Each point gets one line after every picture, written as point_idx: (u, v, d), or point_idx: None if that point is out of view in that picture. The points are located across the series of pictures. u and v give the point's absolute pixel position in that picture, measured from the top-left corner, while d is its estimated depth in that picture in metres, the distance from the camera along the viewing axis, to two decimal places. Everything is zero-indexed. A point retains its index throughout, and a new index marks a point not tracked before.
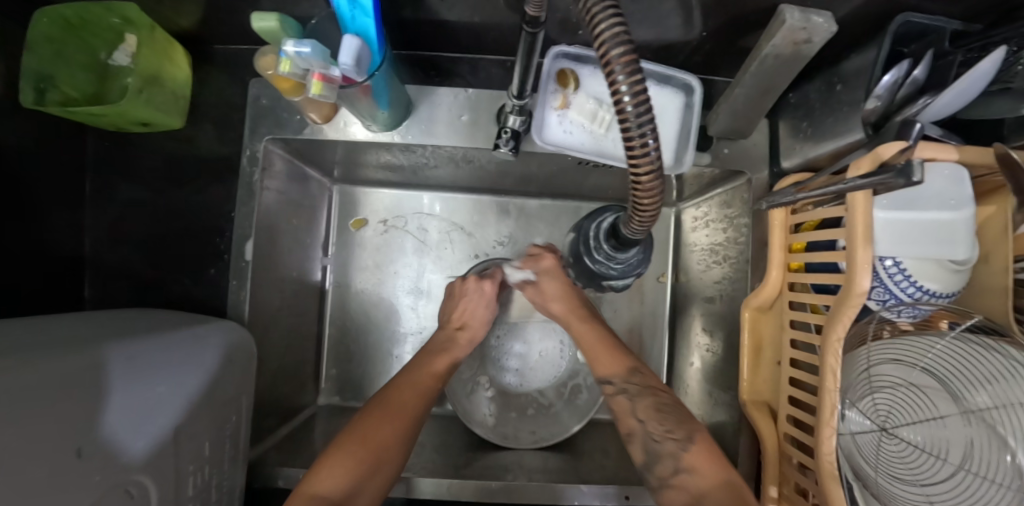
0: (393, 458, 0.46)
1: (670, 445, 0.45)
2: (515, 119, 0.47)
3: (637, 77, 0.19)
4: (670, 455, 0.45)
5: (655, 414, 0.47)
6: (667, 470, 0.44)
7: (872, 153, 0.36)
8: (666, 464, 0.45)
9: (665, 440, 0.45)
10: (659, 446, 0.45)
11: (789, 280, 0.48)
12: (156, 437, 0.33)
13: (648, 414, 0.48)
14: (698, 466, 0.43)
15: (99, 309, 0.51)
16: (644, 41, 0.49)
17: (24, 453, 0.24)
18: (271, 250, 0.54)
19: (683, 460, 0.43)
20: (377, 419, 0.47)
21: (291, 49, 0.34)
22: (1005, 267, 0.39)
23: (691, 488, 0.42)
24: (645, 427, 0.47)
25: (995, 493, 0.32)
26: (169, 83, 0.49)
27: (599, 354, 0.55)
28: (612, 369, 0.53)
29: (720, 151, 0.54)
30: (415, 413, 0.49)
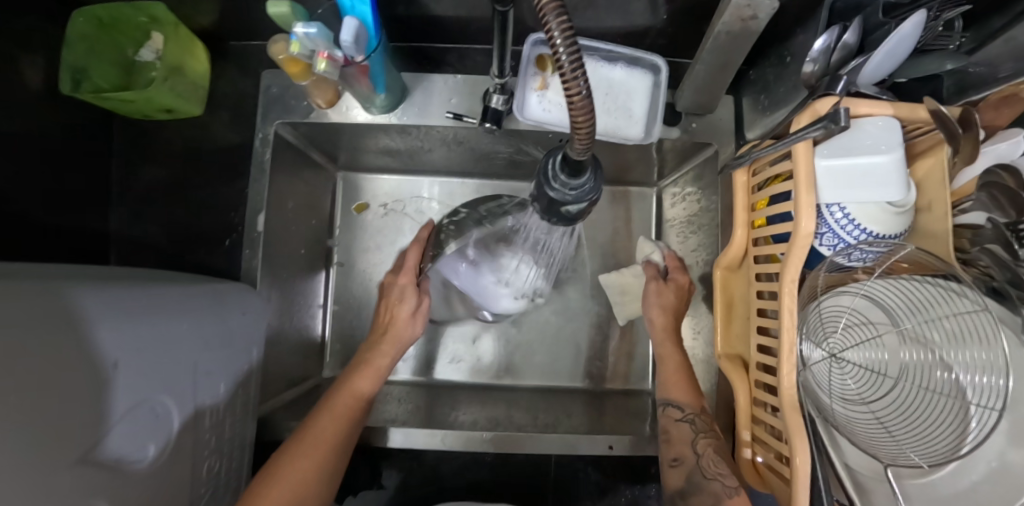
0: (340, 438, 0.50)
1: (717, 485, 0.46)
2: (498, 98, 0.53)
3: (564, 23, 0.23)
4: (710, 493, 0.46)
5: (712, 453, 0.49)
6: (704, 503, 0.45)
7: (811, 109, 0.42)
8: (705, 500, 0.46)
9: (714, 480, 0.46)
10: (705, 481, 0.47)
11: (753, 237, 0.52)
12: (174, 367, 0.38)
13: (706, 452, 0.49)
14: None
15: (122, 265, 0.56)
16: (611, 27, 0.54)
17: (63, 351, 0.29)
18: (280, 225, 0.60)
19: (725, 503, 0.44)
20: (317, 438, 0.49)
21: (300, 30, 0.40)
22: (946, 212, 0.43)
23: None
24: (697, 462, 0.48)
25: (925, 399, 0.38)
26: (189, 74, 0.55)
27: (676, 379, 0.55)
28: (685, 399, 0.54)
29: (689, 126, 0.58)
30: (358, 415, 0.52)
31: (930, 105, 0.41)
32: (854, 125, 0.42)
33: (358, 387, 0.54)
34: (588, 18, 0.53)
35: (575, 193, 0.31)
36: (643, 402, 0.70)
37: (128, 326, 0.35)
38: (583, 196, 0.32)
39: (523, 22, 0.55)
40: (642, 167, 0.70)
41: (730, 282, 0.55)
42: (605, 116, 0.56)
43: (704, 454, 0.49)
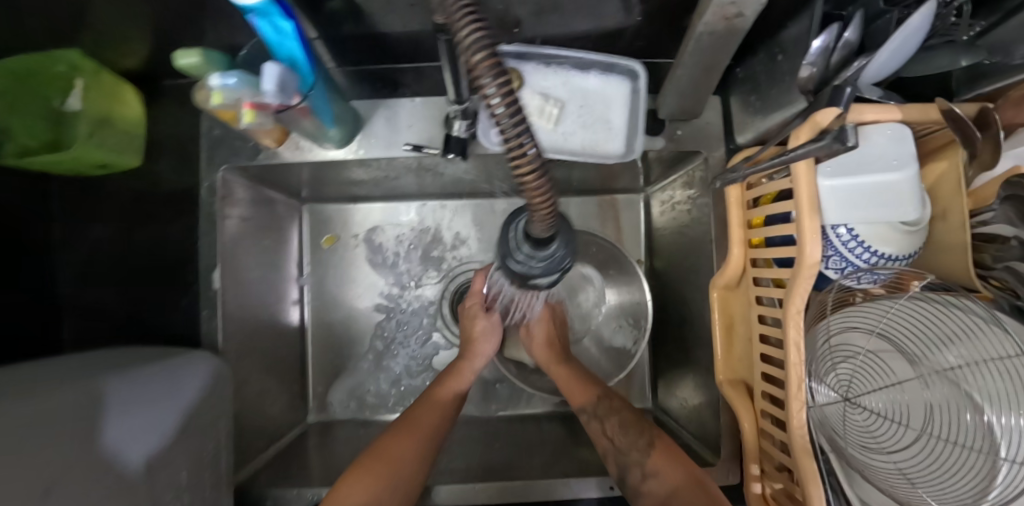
0: (426, 434, 0.51)
1: (636, 454, 0.49)
2: (460, 124, 0.48)
3: (502, 80, 0.18)
4: (637, 463, 0.49)
5: (619, 430, 0.52)
6: (636, 477, 0.48)
7: (810, 121, 0.37)
8: (636, 473, 0.48)
9: (631, 451, 0.50)
10: (629, 457, 0.50)
11: (751, 256, 0.48)
12: (125, 471, 0.34)
13: (615, 433, 0.52)
14: (663, 469, 0.47)
15: (75, 348, 0.50)
16: (580, 31, 0.49)
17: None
18: (243, 275, 0.55)
19: (649, 465, 0.48)
20: (403, 431, 0.50)
21: (216, 82, 0.34)
22: (965, 223, 0.39)
23: (659, 490, 0.45)
24: (615, 444, 0.51)
25: (958, 454, 0.32)
26: (122, 123, 0.50)
27: (568, 385, 0.60)
28: (585, 399, 0.57)
29: (674, 133, 0.54)
30: (441, 423, 0.53)
31: (941, 105, 0.37)
32: (861, 135, 0.38)
33: (439, 398, 0.56)
34: (554, 24, 0.48)
35: (544, 264, 0.27)
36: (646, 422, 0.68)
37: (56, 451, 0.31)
38: (553, 267, 0.27)
39: (483, 33, 0.49)
40: (628, 174, 0.66)
41: (729, 302, 0.51)
42: (581, 131, 0.51)
43: (615, 436, 0.52)
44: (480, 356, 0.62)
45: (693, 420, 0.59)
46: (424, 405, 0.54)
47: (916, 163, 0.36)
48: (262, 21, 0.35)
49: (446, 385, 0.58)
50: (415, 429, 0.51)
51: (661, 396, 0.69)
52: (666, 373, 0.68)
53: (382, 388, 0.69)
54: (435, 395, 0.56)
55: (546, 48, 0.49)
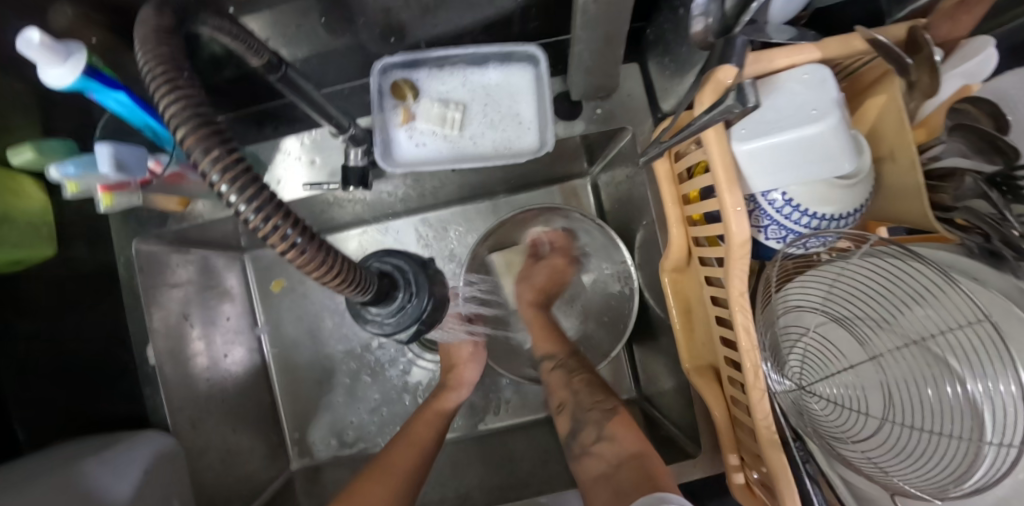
0: (405, 480, 0.47)
1: (596, 412, 0.48)
2: (356, 152, 0.46)
3: (216, 157, 0.15)
4: (595, 421, 0.47)
5: (585, 386, 0.52)
6: (590, 437, 0.46)
7: (711, 81, 0.32)
8: (591, 432, 0.47)
9: (592, 409, 0.49)
10: (586, 414, 0.49)
11: (692, 234, 0.44)
12: None
13: (579, 389, 0.52)
14: (618, 435, 0.45)
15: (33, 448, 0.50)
16: (466, 25, 0.44)
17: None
18: (184, 342, 0.54)
19: (606, 427, 0.46)
20: (372, 482, 0.46)
21: (55, 172, 0.32)
22: (913, 161, 0.33)
23: (609, 454, 0.44)
24: (576, 399, 0.51)
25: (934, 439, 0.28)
26: (23, 218, 0.46)
27: (538, 329, 0.61)
28: (551, 347, 0.58)
29: (593, 113, 0.50)
30: (411, 479, 0.47)
31: (863, 34, 0.31)
32: (774, 85, 0.32)
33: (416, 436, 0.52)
34: (436, 24, 0.44)
35: (395, 319, 0.23)
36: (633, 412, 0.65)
37: None
38: (404, 322, 0.23)
39: (364, 49, 0.45)
40: (566, 161, 0.62)
41: (682, 285, 0.48)
42: (490, 132, 0.47)
43: (580, 390, 0.52)
44: (464, 385, 0.60)
45: (673, 408, 0.56)
46: (401, 450, 0.50)
47: (840, 109, 0.30)
48: (100, 97, 0.33)
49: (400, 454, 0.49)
50: (393, 473, 0.47)
51: (642, 383, 0.66)
52: (642, 359, 0.65)
53: (360, 423, 0.67)
54: (393, 463, 0.48)
55: (434, 50, 0.45)
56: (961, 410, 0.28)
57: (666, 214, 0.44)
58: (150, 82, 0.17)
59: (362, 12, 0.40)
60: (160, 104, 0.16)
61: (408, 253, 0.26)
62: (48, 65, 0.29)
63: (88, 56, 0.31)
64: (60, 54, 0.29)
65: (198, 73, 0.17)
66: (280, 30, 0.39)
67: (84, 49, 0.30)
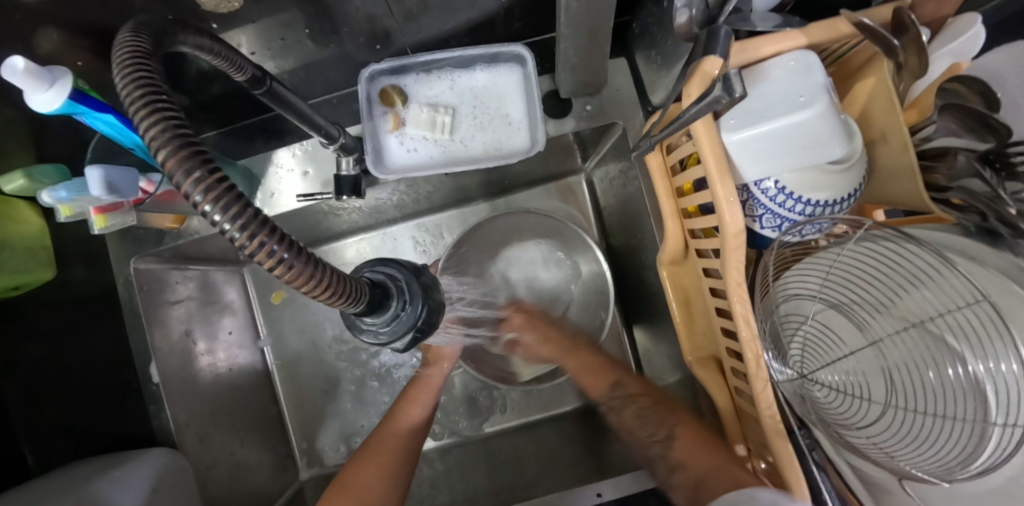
0: (396, 464, 0.49)
1: (657, 447, 0.47)
2: (347, 161, 0.45)
3: (199, 177, 0.15)
4: (659, 455, 0.47)
5: (637, 421, 0.50)
6: (663, 471, 0.46)
7: (697, 72, 0.32)
8: (661, 466, 0.46)
9: (653, 444, 0.48)
10: (647, 451, 0.48)
11: (687, 226, 0.43)
12: None
13: (632, 426, 0.51)
14: (686, 459, 0.43)
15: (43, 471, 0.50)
16: (451, 29, 0.44)
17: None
18: (187, 358, 0.54)
19: (673, 457, 0.45)
20: (363, 466, 0.49)
21: (46, 198, 0.32)
22: (905, 143, 0.33)
23: (689, 478, 0.42)
24: (635, 439, 0.50)
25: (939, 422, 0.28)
26: (20, 242, 0.47)
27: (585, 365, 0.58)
28: (601, 391, 0.56)
29: (583, 110, 0.50)
30: (401, 460, 0.50)
31: (849, 18, 0.31)
32: (761, 73, 0.32)
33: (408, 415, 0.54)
34: (421, 29, 0.44)
35: (390, 328, 0.23)
36: None
37: None
38: (399, 330, 0.23)
39: (351, 58, 0.45)
40: (559, 158, 0.62)
41: (680, 277, 0.48)
42: (480, 134, 0.47)
43: (634, 427, 0.51)
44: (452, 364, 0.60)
45: (677, 401, 0.56)
46: (388, 431, 0.52)
47: (828, 94, 0.30)
48: (88, 120, 0.33)
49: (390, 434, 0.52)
50: (383, 454, 0.50)
51: (647, 377, 0.66)
52: (646, 354, 0.65)
53: (367, 430, 0.67)
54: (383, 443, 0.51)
55: (420, 55, 0.45)
56: (967, 391, 0.27)
57: (659, 206, 0.43)
58: (127, 102, 0.16)
59: (346, 22, 0.40)
60: (137, 125, 0.16)
61: (403, 262, 0.26)
62: (34, 91, 0.29)
63: (74, 80, 0.31)
64: (45, 79, 0.29)
65: (178, 92, 0.17)
66: (265, 43, 0.40)
67: (69, 73, 0.30)
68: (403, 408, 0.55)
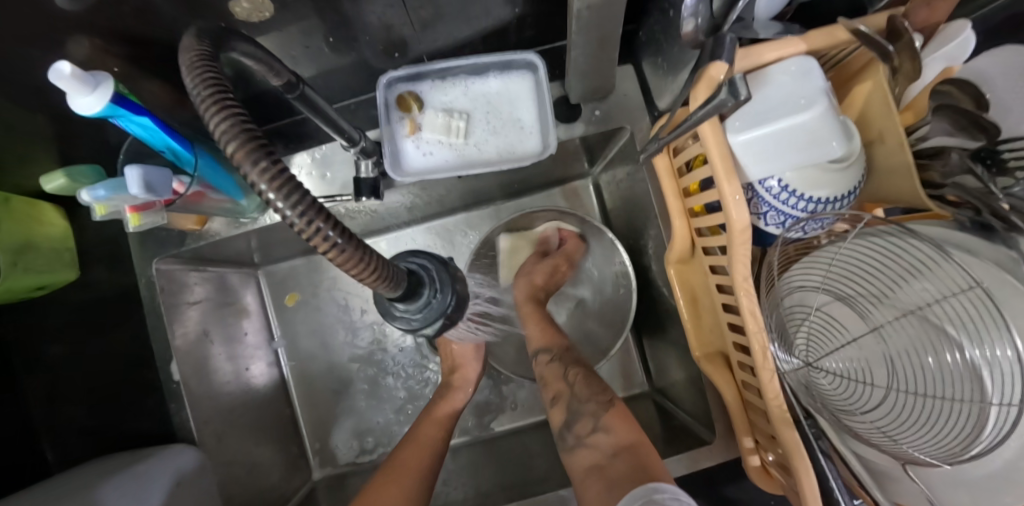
0: (415, 476, 0.49)
1: (592, 405, 0.48)
2: (366, 164, 0.47)
3: (264, 167, 0.17)
4: (589, 413, 0.48)
5: (583, 379, 0.52)
6: (585, 428, 0.47)
7: (704, 76, 0.34)
8: (586, 423, 0.47)
9: (589, 401, 0.49)
10: (582, 406, 0.49)
11: (693, 225, 0.45)
12: None
13: (577, 382, 0.51)
14: (615, 426, 0.46)
15: (64, 468, 0.52)
16: (465, 37, 0.46)
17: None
18: (204, 356, 0.55)
19: (602, 419, 0.47)
20: (386, 480, 0.49)
21: (85, 196, 0.34)
22: (901, 142, 0.35)
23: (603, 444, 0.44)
24: (572, 392, 0.51)
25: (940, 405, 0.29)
26: (46, 243, 0.49)
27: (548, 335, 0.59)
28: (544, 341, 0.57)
29: (592, 115, 0.52)
30: (423, 473, 0.50)
31: (846, 25, 0.33)
32: (764, 77, 0.34)
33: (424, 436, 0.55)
34: (437, 37, 0.46)
35: (422, 315, 0.25)
36: (645, 405, 0.66)
37: None
38: (431, 313, 0.25)
39: (369, 65, 0.47)
40: (567, 162, 0.64)
41: (687, 275, 0.49)
42: (493, 138, 0.49)
43: (575, 383, 0.51)
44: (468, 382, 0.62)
45: (686, 398, 0.57)
46: (410, 451, 0.53)
47: (827, 97, 0.32)
48: (124, 122, 0.34)
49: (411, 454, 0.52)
50: (407, 470, 0.50)
51: (654, 376, 0.67)
52: (653, 353, 0.66)
53: (379, 430, 0.68)
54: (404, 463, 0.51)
55: (436, 63, 0.47)
56: (965, 375, 0.29)
57: (666, 206, 0.45)
58: (198, 101, 0.18)
59: (366, 31, 0.42)
60: (210, 123, 0.18)
61: (434, 254, 0.28)
62: (78, 94, 0.30)
63: (115, 84, 0.32)
64: (89, 83, 0.31)
65: (241, 92, 0.19)
66: (290, 51, 0.41)
67: (111, 78, 0.32)
68: (425, 428, 0.56)
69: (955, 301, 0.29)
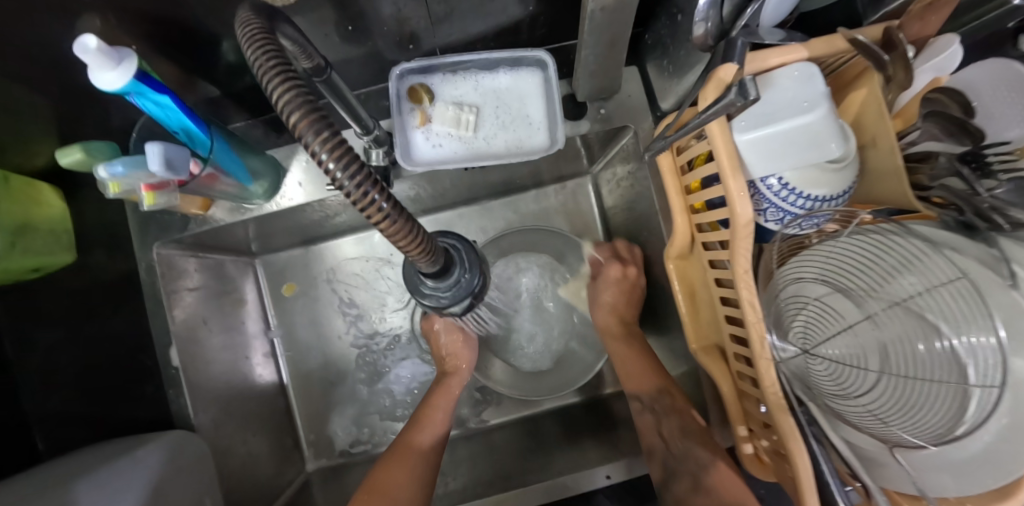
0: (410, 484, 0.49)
1: (689, 462, 0.46)
2: (377, 153, 0.47)
3: (327, 138, 0.18)
4: (690, 474, 0.45)
5: (675, 434, 0.48)
6: (685, 486, 0.45)
7: (713, 79, 0.36)
8: (684, 482, 0.45)
9: (685, 459, 0.46)
10: (678, 463, 0.47)
11: (695, 221, 0.47)
12: None
13: (671, 436, 0.49)
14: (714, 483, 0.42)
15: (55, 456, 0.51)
16: (479, 32, 0.47)
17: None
18: (201, 346, 0.54)
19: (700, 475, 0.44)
20: (396, 457, 0.52)
21: (104, 173, 0.33)
22: (892, 147, 0.37)
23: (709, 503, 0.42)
24: (665, 447, 0.49)
25: (929, 388, 0.31)
26: (45, 224, 0.48)
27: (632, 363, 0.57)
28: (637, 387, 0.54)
29: (598, 113, 0.53)
30: (427, 452, 0.53)
31: (845, 35, 0.35)
32: (769, 82, 0.36)
33: (418, 439, 0.54)
34: (450, 31, 0.46)
35: (451, 293, 0.26)
36: None
37: None
38: (461, 292, 0.26)
39: (381, 56, 0.48)
40: (569, 160, 0.66)
41: (686, 270, 0.51)
42: (501, 132, 0.50)
43: (670, 439, 0.49)
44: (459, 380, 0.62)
45: (680, 391, 0.59)
46: (403, 455, 0.52)
47: (827, 101, 0.34)
48: (141, 100, 0.34)
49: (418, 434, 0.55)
50: (408, 462, 0.51)
51: None
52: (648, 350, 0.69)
53: (376, 422, 0.68)
54: (410, 442, 0.54)
55: (448, 57, 0.48)
56: (950, 362, 0.31)
57: (669, 202, 0.47)
58: (263, 77, 0.19)
59: (381, 22, 0.42)
60: (273, 94, 0.18)
61: (461, 237, 0.29)
62: (101, 69, 0.30)
63: (138, 61, 0.32)
64: (113, 58, 0.30)
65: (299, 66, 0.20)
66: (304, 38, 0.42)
67: (134, 54, 0.32)
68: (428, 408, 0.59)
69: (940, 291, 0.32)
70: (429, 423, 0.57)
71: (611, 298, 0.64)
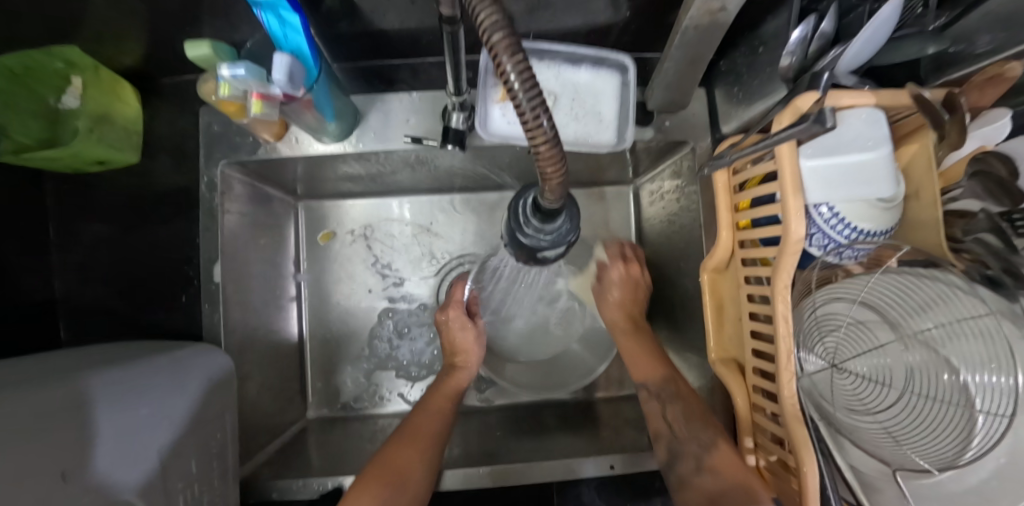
0: (430, 440, 0.50)
1: (693, 446, 0.47)
2: (457, 116, 0.50)
3: (519, 60, 0.19)
4: (693, 454, 0.46)
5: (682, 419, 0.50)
6: (690, 466, 0.46)
7: (791, 106, 0.38)
8: (689, 463, 0.46)
9: (689, 441, 0.47)
10: (683, 447, 0.48)
11: (738, 238, 0.50)
12: (146, 464, 0.35)
13: (675, 420, 0.51)
14: (720, 463, 0.43)
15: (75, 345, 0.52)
16: (572, 27, 0.51)
17: (15, 483, 0.26)
18: (240, 266, 0.56)
19: (706, 460, 0.45)
20: (424, 415, 0.53)
21: (226, 72, 0.37)
22: (935, 199, 0.41)
23: (706, 488, 0.43)
24: (671, 432, 0.50)
25: (941, 410, 0.35)
26: (120, 121, 0.50)
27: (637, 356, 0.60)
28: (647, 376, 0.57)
29: (662, 124, 0.57)
30: (437, 436, 0.51)
31: (912, 91, 0.39)
32: (838, 119, 0.39)
33: (439, 403, 0.56)
34: (547, 20, 0.50)
35: (551, 237, 0.29)
36: None
37: (73, 428, 0.32)
38: (560, 238, 0.29)
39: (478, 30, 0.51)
40: (617, 167, 0.69)
41: (718, 284, 0.54)
42: (574, 123, 0.52)
43: (675, 424, 0.50)
44: (471, 363, 0.62)
45: None
46: (421, 416, 0.53)
47: (889, 144, 0.37)
48: (266, 12, 0.36)
49: (424, 418, 0.52)
50: (420, 436, 0.49)
51: None
52: None
53: (384, 382, 0.69)
54: (417, 427, 0.51)
55: (539, 43, 0.51)
56: (964, 391, 0.34)
57: (717, 215, 0.50)
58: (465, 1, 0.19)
59: None
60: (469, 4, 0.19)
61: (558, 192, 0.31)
62: None
63: None
64: None
65: None
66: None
67: None
68: (449, 379, 0.60)
69: (962, 327, 0.35)
70: (439, 397, 0.57)
71: (617, 296, 0.65)
